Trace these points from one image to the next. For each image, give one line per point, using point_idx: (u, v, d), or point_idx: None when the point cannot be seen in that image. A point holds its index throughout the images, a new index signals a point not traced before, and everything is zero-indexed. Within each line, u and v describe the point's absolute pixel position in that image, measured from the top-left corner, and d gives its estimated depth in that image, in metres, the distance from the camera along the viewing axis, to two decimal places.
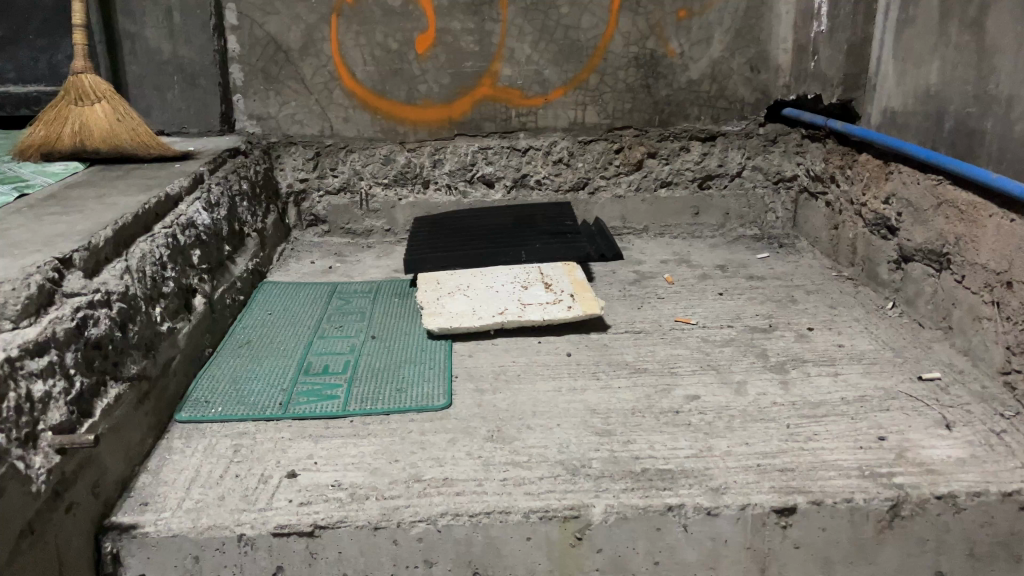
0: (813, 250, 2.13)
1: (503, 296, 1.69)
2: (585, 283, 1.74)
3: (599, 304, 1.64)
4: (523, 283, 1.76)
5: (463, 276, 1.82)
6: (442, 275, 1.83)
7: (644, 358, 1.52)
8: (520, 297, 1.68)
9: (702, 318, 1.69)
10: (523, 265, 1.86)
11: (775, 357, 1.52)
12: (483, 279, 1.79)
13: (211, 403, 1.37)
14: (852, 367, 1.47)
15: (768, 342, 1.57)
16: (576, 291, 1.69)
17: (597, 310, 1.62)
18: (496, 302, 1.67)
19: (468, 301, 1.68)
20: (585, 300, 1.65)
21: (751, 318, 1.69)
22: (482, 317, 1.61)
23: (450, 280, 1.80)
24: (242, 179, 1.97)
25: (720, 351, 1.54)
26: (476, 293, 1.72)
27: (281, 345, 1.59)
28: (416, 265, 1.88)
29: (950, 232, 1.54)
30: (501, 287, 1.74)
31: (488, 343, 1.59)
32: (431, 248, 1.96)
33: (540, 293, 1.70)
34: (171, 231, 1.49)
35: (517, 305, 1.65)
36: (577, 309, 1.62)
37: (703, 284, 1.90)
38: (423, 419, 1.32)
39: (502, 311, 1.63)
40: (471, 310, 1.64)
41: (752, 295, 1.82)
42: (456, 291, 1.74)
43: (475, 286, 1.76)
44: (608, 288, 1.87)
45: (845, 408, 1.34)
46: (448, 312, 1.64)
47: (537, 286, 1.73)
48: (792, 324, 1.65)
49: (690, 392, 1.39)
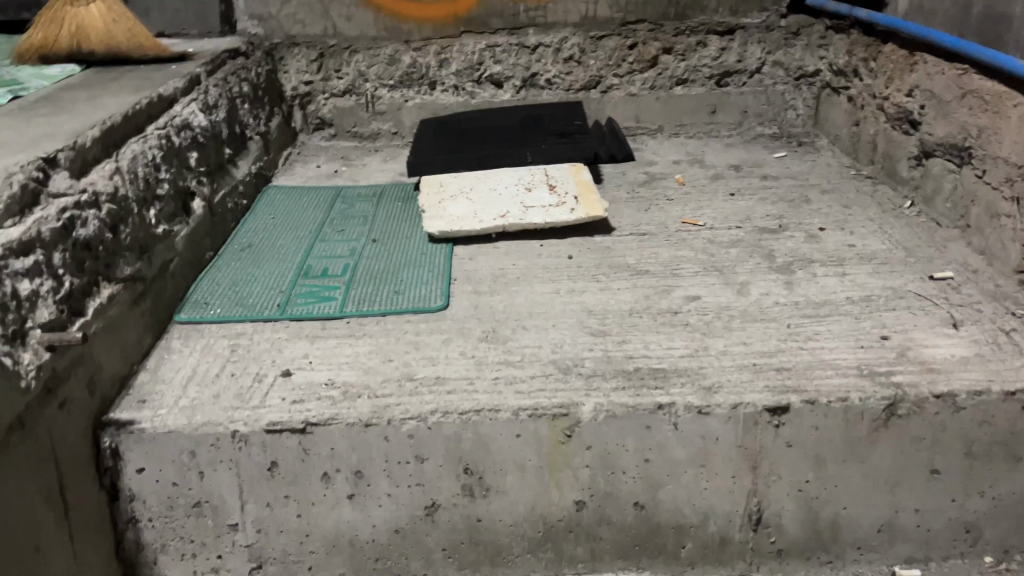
0: (833, 148, 2.05)
1: (506, 199, 1.67)
2: (590, 184, 1.70)
3: (603, 206, 1.61)
4: (526, 185, 1.72)
5: (467, 179, 1.78)
6: (446, 179, 1.80)
7: (647, 260, 1.49)
8: (523, 200, 1.65)
9: (711, 220, 1.65)
10: (530, 167, 1.82)
11: (782, 257, 1.48)
12: (487, 182, 1.76)
13: (210, 305, 1.38)
14: (862, 267, 1.43)
15: (776, 243, 1.53)
16: (581, 193, 1.65)
17: (600, 212, 1.59)
18: (498, 205, 1.64)
19: (470, 204, 1.66)
20: (589, 202, 1.61)
21: (762, 219, 1.64)
22: (483, 220, 1.59)
23: (453, 183, 1.78)
24: (243, 82, 1.94)
25: (725, 253, 1.51)
26: (479, 196, 1.69)
27: (282, 248, 1.59)
28: (420, 168, 1.85)
29: (974, 125, 1.46)
30: (504, 190, 1.71)
31: (489, 246, 1.57)
32: (435, 150, 1.92)
33: (544, 195, 1.66)
34: (165, 132, 1.47)
35: (520, 207, 1.62)
36: (580, 212, 1.59)
37: (714, 185, 1.84)
38: (419, 320, 1.32)
39: (504, 214, 1.60)
40: (473, 212, 1.62)
41: (764, 195, 1.76)
42: (459, 194, 1.71)
43: (478, 189, 1.73)
44: (616, 190, 1.83)
45: (849, 308, 1.31)
46: (449, 215, 1.62)
47: (542, 188, 1.70)
48: (803, 225, 1.60)
49: (690, 293, 1.37)
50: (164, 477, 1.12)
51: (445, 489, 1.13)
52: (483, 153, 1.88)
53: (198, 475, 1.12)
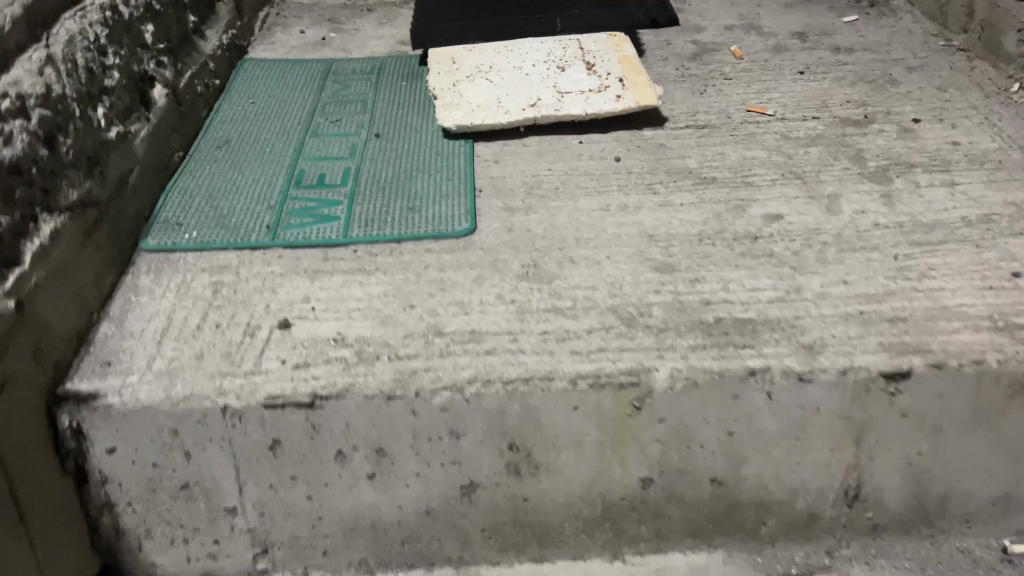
0: (912, 10, 1.73)
1: (535, 82, 1.38)
2: (636, 62, 1.40)
3: (657, 94, 1.33)
4: (558, 63, 1.43)
5: (485, 53, 1.48)
6: (461, 53, 1.49)
7: (711, 164, 1.24)
8: (556, 83, 1.37)
9: (781, 109, 1.38)
10: (561, 39, 1.51)
11: (875, 161, 1.22)
12: (510, 58, 1.46)
13: (184, 227, 1.13)
14: (973, 174, 1.18)
15: (864, 141, 1.27)
16: (626, 75, 1.37)
17: (653, 102, 1.31)
18: (527, 90, 1.36)
19: (492, 88, 1.37)
20: (638, 89, 1.33)
21: (843, 107, 1.37)
22: (511, 111, 1.31)
23: (469, 59, 1.47)
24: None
25: (805, 153, 1.25)
26: (502, 77, 1.40)
27: (266, 146, 1.32)
28: (427, 39, 1.54)
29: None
30: (532, 69, 1.42)
31: (517, 145, 1.30)
32: (443, 13, 1.59)
33: (582, 77, 1.37)
34: (111, 0, 1.15)
35: (554, 93, 1.34)
36: (628, 102, 1.31)
37: (777, 60, 1.55)
38: (443, 250, 1.08)
39: (535, 103, 1.32)
40: (497, 100, 1.33)
41: (839, 74, 1.48)
42: (477, 75, 1.42)
43: (500, 67, 1.43)
44: (662, 67, 1.54)
45: (967, 233, 1.07)
46: (468, 103, 1.34)
47: (578, 66, 1.41)
48: (894, 115, 1.34)
49: (769, 211, 1.13)
50: (141, 458, 0.91)
51: (485, 467, 0.93)
52: (502, 20, 1.56)
53: (183, 456, 0.91)
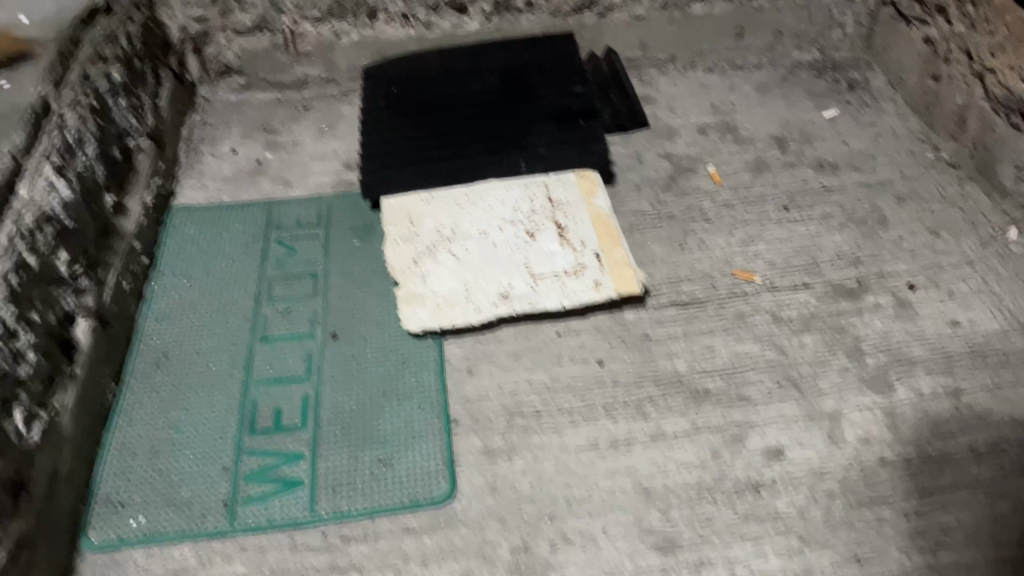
0: (894, 96, 1.62)
1: (505, 258, 1.26)
2: (614, 227, 1.29)
3: (638, 275, 1.22)
4: (528, 228, 1.31)
5: (446, 209, 1.35)
6: (419, 208, 1.36)
7: (701, 367, 1.15)
8: (529, 262, 1.25)
9: (768, 271, 1.28)
10: (527, 184, 1.38)
11: (873, 357, 1.14)
12: (474, 217, 1.33)
13: (128, 508, 1.01)
14: (976, 375, 1.11)
15: (860, 324, 1.19)
16: (605, 249, 1.26)
17: (637, 288, 1.20)
18: (497, 272, 1.24)
19: (457, 269, 1.25)
20: (619, 271, 1.22)
21: (833, 266, 1.28)
22: (482, 307, 1.20)
23: (429, 218, 1.34)
24: (112, 61, 1.36)
25: (800, 345, 1.17)
26: (469, 251, 1.28)
27: (211, 360, 1.18)
28: (381, 189, 1.39)
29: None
30: (501, 236, 1.30)
31: (490, 345, 1.20)
32: (396, 150, 1.44)
33: (556, 252, 1.26)
34: (14, 258, 0.98)
35: (528, 279, 1.23)
36: (609, 290, 1.20)
37: (759, 186, 1.44)
38: (423, 530, 0.98)
39: (508, 294, 1.21)
40: (465, 292, 1.22)
41: (826, 210, 1.38)
42: (441, 247, 1.29)
43: (465, 233, 1.31)
44: (637, 203, 1.42)
45: (976, 471, 1.01)
46: (432, 295, 1.22)
47: (550, 234, 1.29)
48: (887, 280, 1.25)
49: (768, 444, 1.05)
50: None
51: None
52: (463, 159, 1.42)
53: None
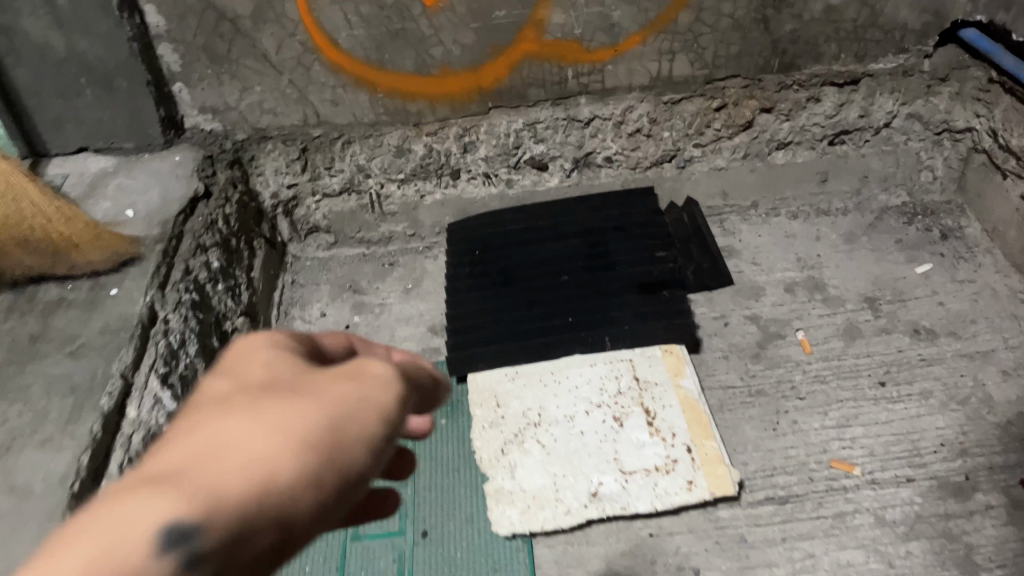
0: (991, 247, 1.56)
1: (594, 450, 1.24)
2: (704, 414, 1.26)
3: (731, 473, 1.19)
4: (616, 413, 1.29)
5: (531, 390, 1.34)
6: (503, 389, 1.35)
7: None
8: (618, 455, 1.23)
9: (868, 461, 1.24)
10: (612, 360, 1.36)
11: (988, 572, 1.09)
12: (560, 399, 1.32)
13: None
14: None
15: (970, 529, 1.14)
16: (696, 442, 1.23)
17: (730, 488, 1.18)
18: (586, 467, 1.23)
19: (545, 462, 1.24)
20: (712, 469, 1.20)
21: (937, 457, 1.23)
22: (572, 508, 1.19)
23: (514, 400, 1.33)
24: (211, 247, 1.43)
25: (907, 555, 1.12)
26: (556, 440, 1.27)
27: (305, 561, 1.20)
28: (468, 366, 1.39)
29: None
30: (588, 424, 1.28)
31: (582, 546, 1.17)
32: (482, 322, 1.45)
33: (646, 444, 1.24)
34: None
35: (619, 476, 1.21)
36: (702, 490, 1.18)
37: (853, 357, 1.40)
38: None
39: (599, 494, 1.20)
40: (555, 489, 1.21)
41: (925, 386, 1.33)
42: (528, 436, 1.28)
43: (551, 418, 1.29)
44: (725, 375, 1.39)
45: None
46: (521, 492, 1.21)
47: (638, 422, 1.27)
48: (998, 474, 1.20)
49: None
50: None
51: None
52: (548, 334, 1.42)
53: None
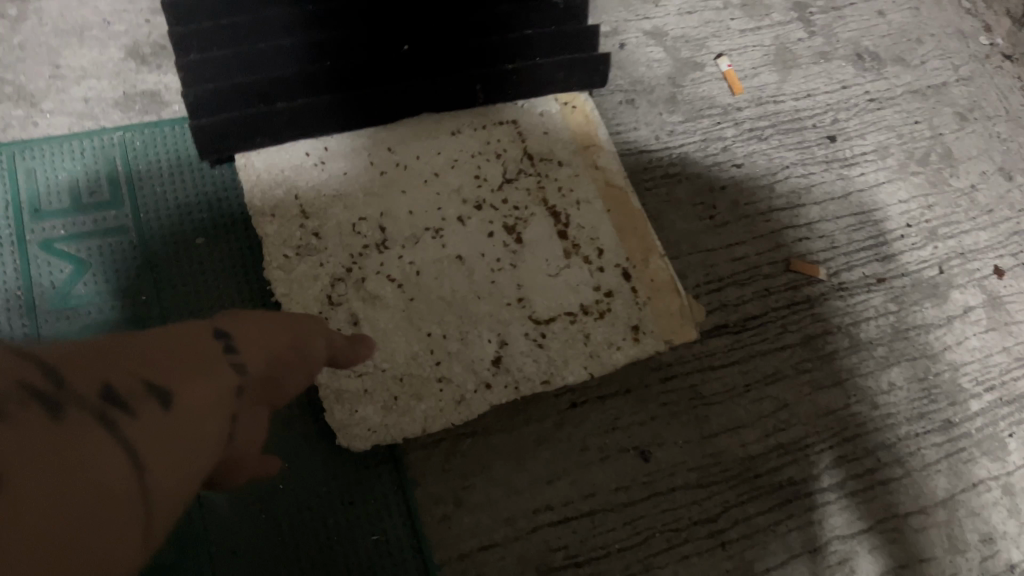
0: None
1: (485, 286, 0.79)
2: (637, 216, 0.86)
3: (687, 312, 0.83)
4: (510, 220, 0.82)
5: (364, 183, 0.81)
6: (315, 185, 0.80)
7: (776, 445, 0.82)
8: (526, 292, 0.79)
9: (831, 256, 0.92)
10: (487, 129, 0.86)
11: (976, 399, 0.87)
12: (416, 199, 0.81)
13: None
14: None
15: (952, 342, 0.89)
16: (636, 264, 0.83)
17: (687, 332, 0.82)
18: (476, 317, 0.77)
19: (412, 315, 0.76)
20: (659, 303, 0.82)
21: (906, 245, 0.94)
22: (468, 393, 0.75)
23: (340, 205, 0.80)
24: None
25: (891, 390, 0.86)
26: (421, 271, 0.78)
27: None
28: (242, 144, 0.79)
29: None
30: (470, 240, 0.80)
31: (480, 444, 0.76)
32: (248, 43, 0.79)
33: (564, 269, 0.81)
34: None
35: (529, 330, 0.78)
36: (651, 339, 0.81)
37: (790, 98, 1.01)
38: None
39: (503, 363, 0.76)
40: (434, 362, 0.75)
41: (878, 140, 1.00)
42: (373, 269, 0.77)
43: (408, 232, 0.79)
44: (636, 133, 0.94)
45: None
46: (378, 373, 0.74)
47: (545, 235, 0.82)
48: (970, 262, 0.94)
49: (883, 567, 0.79)
50: None
51: None
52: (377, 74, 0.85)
53: None
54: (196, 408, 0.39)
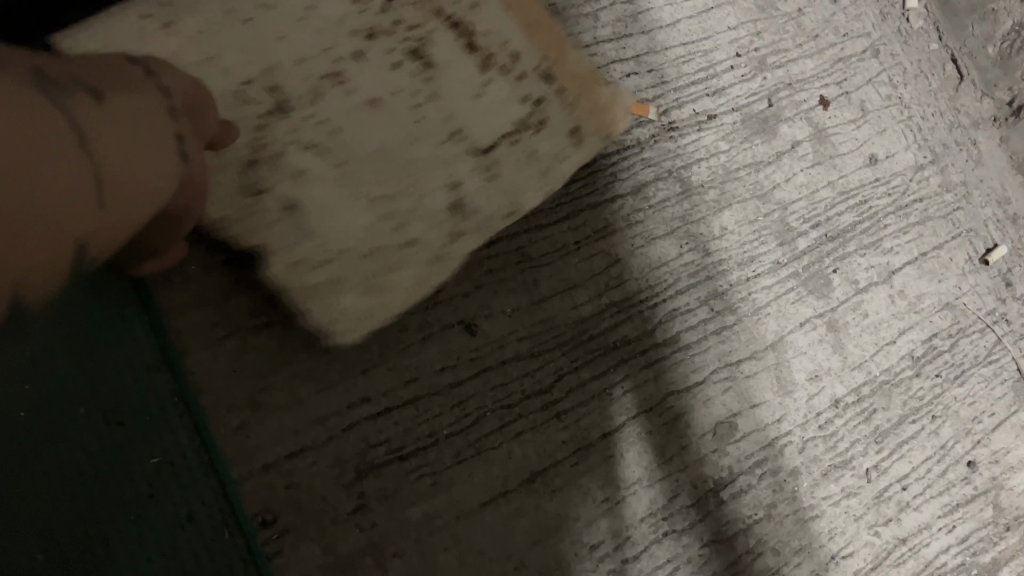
0: None
1: (424, 131, 0.72)
2: (534, 2, 0.79)
3: (618, 94, 0.79)
4: (410, 44, 0.74)
5: (227, 34, 0.68)
6: (176, 53, 0.66)
7: (613, 301, 0.76)
8: (460, 122, 0.73)
9: (660, 93, 0.84)
10: None
11: (804, 237, 0.85)
12: (299, 46, 0.70)
13: None
14: (904, 244, 0.88)
15: (780, 179, 0.86)
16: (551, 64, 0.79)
17: (619, 122, 0.79)
18: (386, 170, 0.70)
19: (346, 178, 0.68)
20: (587, 99, 0.79)
21: (736, 78, 0.87)
22: (440, 246, 0.70)
23: (216, 70, 0.66)
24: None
25: (720, 235, 0.82)
26: (330, 131, 0.69)
27: None
28: None
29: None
30: (377, 79, 0.71)
31: (283, 338, 0.66)
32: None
33: (486, 86, 0.75)
34: None
35: (444, 178, 0.72)
36: (591, 136, 0.78)
37: None
38: None
39: (462, 205, 0.72)
40: (394, 225, 0.69)
41: None
42: (285, 141, 0.67)
43: (302, 90, 0.69)
44: None
45: (918, 388, 0.84)
46: (340, 254, 0.67)
47: (453, 54, 0.75)
48: (797, 94, 0.90)
49: (718, 418, 0.76)
50: None
51: None
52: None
53: None
54: (128, 114, 0.43)
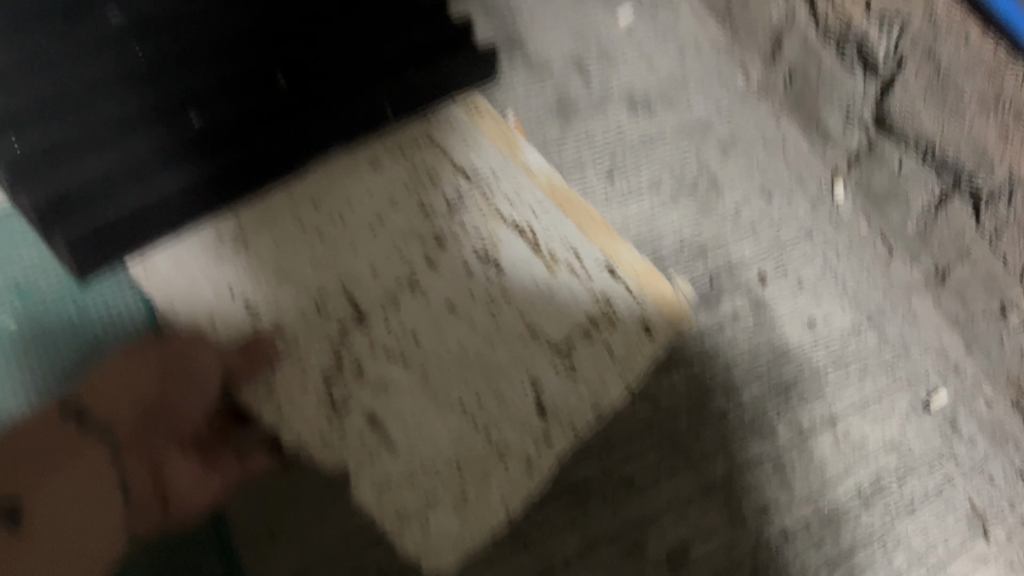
0: None
1: (487, 284, 1.02)
2: (586, 210, 1.08)
3: (680, 297, 1.05)
4: (481, 250, 1.04)
5: (298, 250, 1.01)
6: (275, 300, 0.98)
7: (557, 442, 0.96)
8: (534, 323, 1.01)
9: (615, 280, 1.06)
10: (406, 167, 1.07)
11: (748, 390, 1.02)
12: (371, 257, 1.02)
13: None
14: (846, 393, 1.02)
15: (722, 342, 1.04)
16: (611, 261, 1.05)
17: (687, 317, 1.03)
18: (456, 384, 0.97)
19: (430, 382, 0.97)
20: (655, 295, 1.04)
21: (678, 265, 1.08)
22: (535, 457, 0.95)
23: (292, 289, 0.99)
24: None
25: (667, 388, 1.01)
26: (401, 299, 1.00)
27: None
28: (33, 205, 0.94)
29: (1022, 158, 0.97)
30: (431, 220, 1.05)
31: (312, 467, 0.93)
32: (60, 163, 0.93)
33: (551, 296, 1.02)
34: None
35: (552, 367, 0.99)
36: (661, 331, 1.03)
37: (572, 144, 1.14)
38: None
39: (547, 405, 0.97)
40: (485, 436, 0.95)
41: (653, 174, 1.14)
42: (365, 351, 0.98)
43: (378, 296, 1.00)
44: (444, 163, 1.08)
45: (867, 521, 0.98)
46: (441, 475, 0.93)
47: (526, 252, 1.04)
48: (737, 274, 1.08)
49: (671, 544, 0.95)
50: None
51: None
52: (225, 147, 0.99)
53: None
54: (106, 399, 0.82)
